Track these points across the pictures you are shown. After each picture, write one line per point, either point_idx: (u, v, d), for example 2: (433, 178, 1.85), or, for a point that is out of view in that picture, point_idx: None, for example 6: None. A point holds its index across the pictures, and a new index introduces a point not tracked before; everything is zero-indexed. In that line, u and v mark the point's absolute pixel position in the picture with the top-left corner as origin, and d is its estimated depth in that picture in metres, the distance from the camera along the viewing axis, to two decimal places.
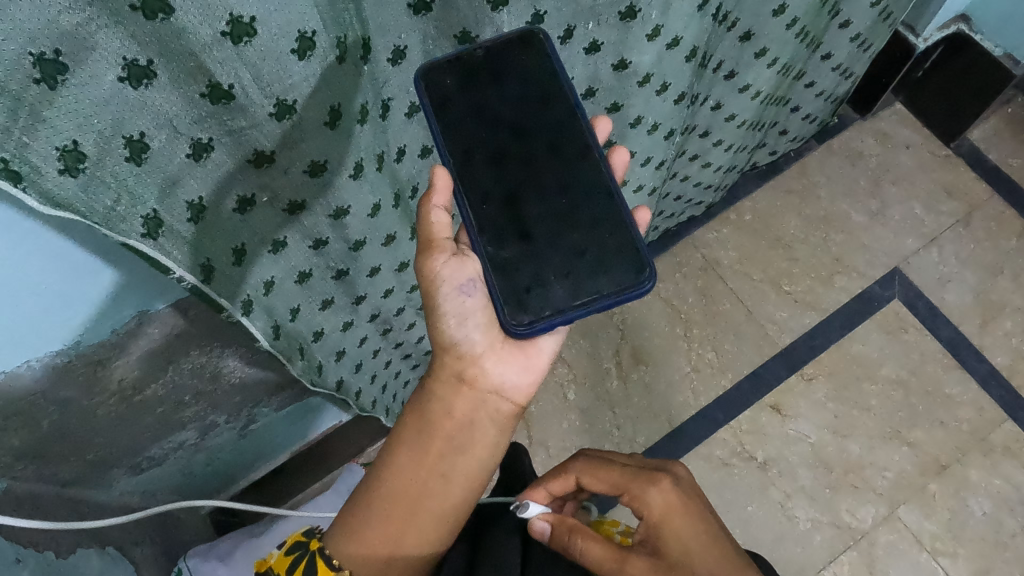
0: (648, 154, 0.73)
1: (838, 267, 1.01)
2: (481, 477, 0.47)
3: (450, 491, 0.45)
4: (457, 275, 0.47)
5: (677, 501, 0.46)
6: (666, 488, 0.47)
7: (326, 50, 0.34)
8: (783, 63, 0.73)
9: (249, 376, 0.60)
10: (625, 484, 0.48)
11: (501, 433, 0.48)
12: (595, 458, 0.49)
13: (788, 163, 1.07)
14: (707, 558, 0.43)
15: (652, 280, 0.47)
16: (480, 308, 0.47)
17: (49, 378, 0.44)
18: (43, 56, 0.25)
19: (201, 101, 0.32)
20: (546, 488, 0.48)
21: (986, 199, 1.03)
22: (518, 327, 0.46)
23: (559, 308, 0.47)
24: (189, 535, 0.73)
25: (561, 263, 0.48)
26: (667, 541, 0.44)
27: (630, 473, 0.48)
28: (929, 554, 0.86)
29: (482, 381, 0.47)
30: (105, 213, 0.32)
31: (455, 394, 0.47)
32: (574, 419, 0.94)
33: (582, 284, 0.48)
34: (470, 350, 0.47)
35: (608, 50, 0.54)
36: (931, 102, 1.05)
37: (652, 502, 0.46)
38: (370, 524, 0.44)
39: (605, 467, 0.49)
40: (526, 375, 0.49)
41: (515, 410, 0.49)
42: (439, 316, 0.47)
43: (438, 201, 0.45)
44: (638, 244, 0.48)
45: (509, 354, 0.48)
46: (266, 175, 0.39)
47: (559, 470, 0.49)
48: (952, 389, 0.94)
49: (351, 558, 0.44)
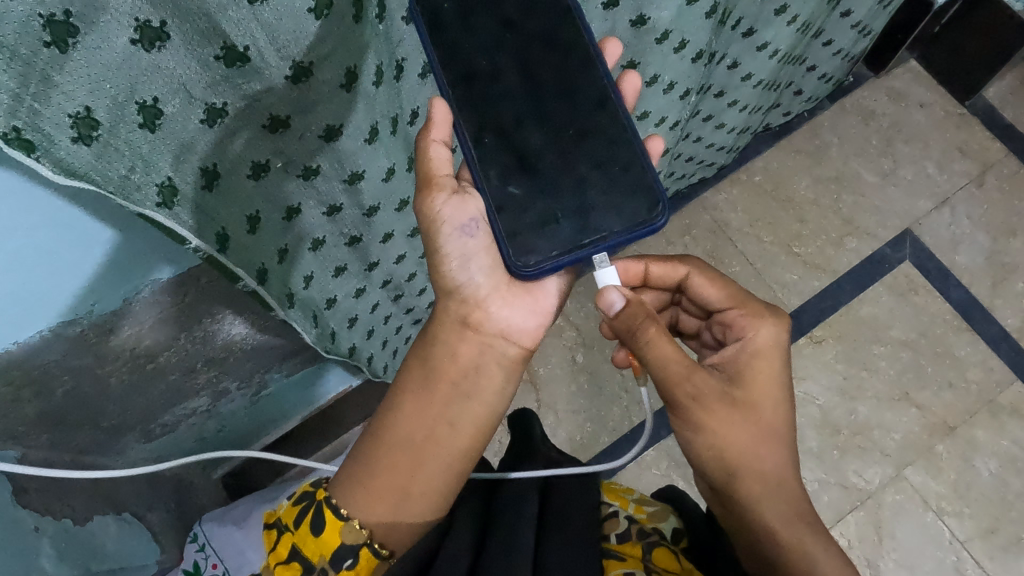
0: (663, 114, 0.72)
1: (849, 228, 1.00)
2: (489, 422, 0.48)
3: (457, 439, 0.46)
4: (458, 214, 0.45)
5: (780, 345, 0.48)
6: (779, 328, 0.48)
7: (344, 9, 0.33)
8: (802, 21, 0.71)
9: (261, 343, 0.60)
10: (740, 304, 0.49)
11: (509, 379, 0.49)
12: (711, 270, 0.52)
13: (800, 123, 1.05)
14: (777, 406, 0.46)
15: (664, 216, 0.45)
16: (484, 249, 0.47)
17: (63, 348, 0.43)
18: (53, 18, 0.24)
19: (216, 64, 0.30)
20: (650, 266, 0.53)
21: (1000, 159, 1.02)
22: (521, 267, 0.46)
23: (567, 244, 0.46)
24: (201, 498, 0.73)
25: (569, 201, 0.46)
26: (751, 373, 0.46)
27: (751, 298, 0.49)
28: (934, 514, 0.87)
29: (487, 325, 0.48)
30: (119, 182, 0.31)
31: (459, 338, 0.48)
32: (582, 382, 0.94)
33: (589, 218, 0.46)
34: (474, 293, 0.47)
35: (626, 6, 0.52)
36: (947, 59, 1.02)
37: (756, 334, 0.47)
38: (377, 475, 0.45)
39: (723, 283, 0.51)
40: (533, 318, 0.49)
41: (522, 353, 0.50)
42: (442, 259, 0.47)
43: (435, 134, 0.44)
44: (650, 174, 0.46)
45: (515, 297, 0.49)
46: (280, 141, 0.38)
47: (677, 260, 0.52)
48: (961, 351, 0.94)
49: (359, 506, 0.44)
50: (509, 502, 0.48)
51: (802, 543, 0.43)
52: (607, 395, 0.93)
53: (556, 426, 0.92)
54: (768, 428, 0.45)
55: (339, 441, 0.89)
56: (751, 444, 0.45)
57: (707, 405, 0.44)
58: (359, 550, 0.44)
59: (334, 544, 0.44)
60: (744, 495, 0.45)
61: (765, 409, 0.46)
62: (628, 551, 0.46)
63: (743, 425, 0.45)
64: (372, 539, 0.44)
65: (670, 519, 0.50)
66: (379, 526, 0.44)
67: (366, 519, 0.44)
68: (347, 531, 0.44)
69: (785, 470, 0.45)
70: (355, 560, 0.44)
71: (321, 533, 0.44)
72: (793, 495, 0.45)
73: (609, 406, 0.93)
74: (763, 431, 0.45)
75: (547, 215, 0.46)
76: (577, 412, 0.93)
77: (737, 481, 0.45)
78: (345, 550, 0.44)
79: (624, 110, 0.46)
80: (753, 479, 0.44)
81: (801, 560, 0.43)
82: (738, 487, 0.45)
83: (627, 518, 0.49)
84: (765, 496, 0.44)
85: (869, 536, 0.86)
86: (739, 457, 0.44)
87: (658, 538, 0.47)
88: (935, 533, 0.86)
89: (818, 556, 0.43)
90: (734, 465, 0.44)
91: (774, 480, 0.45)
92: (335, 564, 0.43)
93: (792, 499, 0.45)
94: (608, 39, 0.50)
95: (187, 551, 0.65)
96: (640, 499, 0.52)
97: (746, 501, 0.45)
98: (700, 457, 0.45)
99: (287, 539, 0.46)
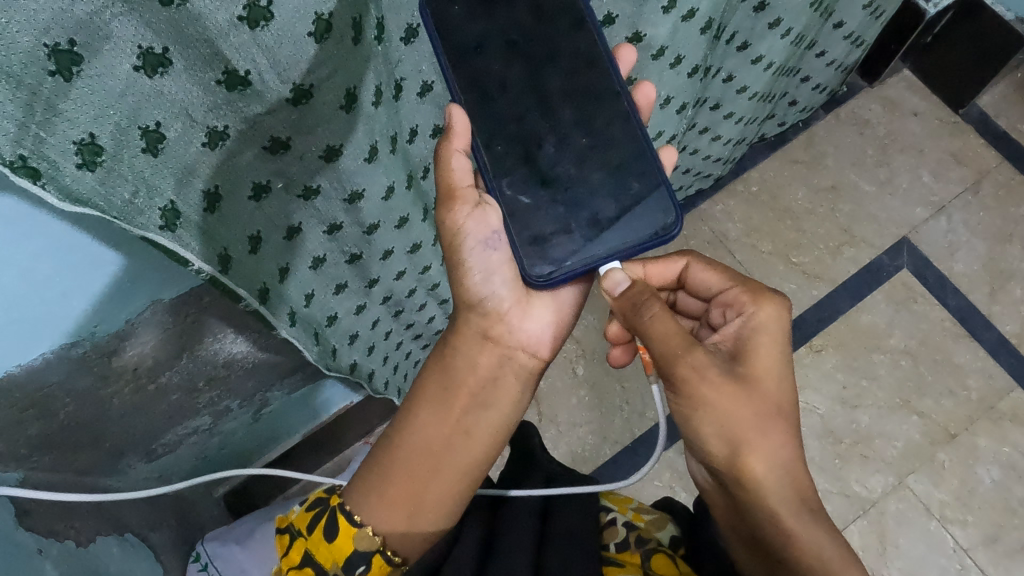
0: (660, 129, 0.72)
1: (847, 238, 1.01)
2: (504, 432, 0.48)
3: (473, 447, 0.47)
4: (481, 228, 0.45)
5: (782, 323, 0.48)
6: (779, 307, 0.47)
7: (343, 31, 0.33)
8: (796, 33, 0.71)
9: (263, 360, 0.60)
10: (740, 283, 0.49)
11: (524, 389, 0.50)
12: (709, 259, 0.53)
13: (795, 133, 1.06)
14: (779, 383, 0.46)
15: (678, 226, 0.46)
16: (505, 262, 0.47)
17: (66, 370, 0.44)
18: (58, 47, 0.25)
19: (217, 88, 0.31)
20: (647, 262, 0.54)
21: (995, 166, 1.02)
22: (538, 279, 0.46)
23: (582, 255, 0.47)
24: (204, 518, 0.73)
25: (582, 212, 0.47)
26: (753, 352, 0.46)
27: (748, 278, 0.50)
28: (938, 521, 0.87)
29: (508, 338, 0.48)
30: (123, 206, 0.31)
31: (479, 350, 0.48)
32: (583, 394, 0.94)
33: (602, 231, 0.47)
34: (496, 307, 0.47)
35: (623, 23, 0.53)
36: (939, 69, 1.03)
37: (758, 311, 0.47)
38: (393, 482, 0.45)
39: (720, 266, 0.51)
40: (549, 328, 0.50)
41: (538, 364, 0.50)
42: (465, 272, 0.47)
43: (457, 144, 0.44)
44: (663, 184, 0.46)
45: (535, 307, 0.49)
46: (281, 162, 0.38)
47: (675, 254, 0.54)
48: (961, 358, 0.94)
49: (373, 513, 0.45)
50: (511, 523, 0.49)
51: (811, 533, 0.42)
52: (609, 407, 0.93)
53: (558, 439, 0.92)
54: (772, 405, 0.45)
55: (342, 457, 0.89)
56: (755, 421, 0.44)
57: (708, 379, 0.44)
58: (372, 556, 0.44)
59: (347, 550, 0.44)
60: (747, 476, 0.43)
61: (767, 386, 0.45)
62: (627, 559, 0.47)
63: (747, 401, 0.44)
64: (385, 546, 0.44)
65: (667, 526, 0.51)
66: (393, 534, 0.45)
67: (380, 527, 0.44)
68: (359, 538, 0.44)
69: (792, 450, 0.44)
70: (368, 566, 0.44)
71: (335, 539, 0.44)
72: (799, 478, 0.44)
73: (611, 417, 0.93)
74: (766, 406, 0.44)
75: (560, 224, 0.47)
76: (578, 425, 0.93)
77: (741, 459, 0.43)
78: (358, 557, 0.44)
79: (639, 123, 0.47)
80: (757, 458, 0.43)
81: (809, 552, 0.41)
82: (741, 466, 0.43)
83: (625, 526, 0.50)
84: (771, 476, 0.43)
85: (873, 545, 0.86)
86: (743, 434, 0.43)
87: (656, 544, 0.48)
88: (940, 541, 0.86)
89: (825, 546, 0.42)
90: (738, 443, 0.43)
91: (781, 461, 0.44)
92: (348, 570, 0.44)
93: (798, 483, 0.44)
94: (621, 45, 0.51)
95: (190, 570, 0.64)
96: (639, 507, 0.53)
97: (749, 484, 0.43)
98: (701, 437, 0.45)
99: (300, 544, 0.46)
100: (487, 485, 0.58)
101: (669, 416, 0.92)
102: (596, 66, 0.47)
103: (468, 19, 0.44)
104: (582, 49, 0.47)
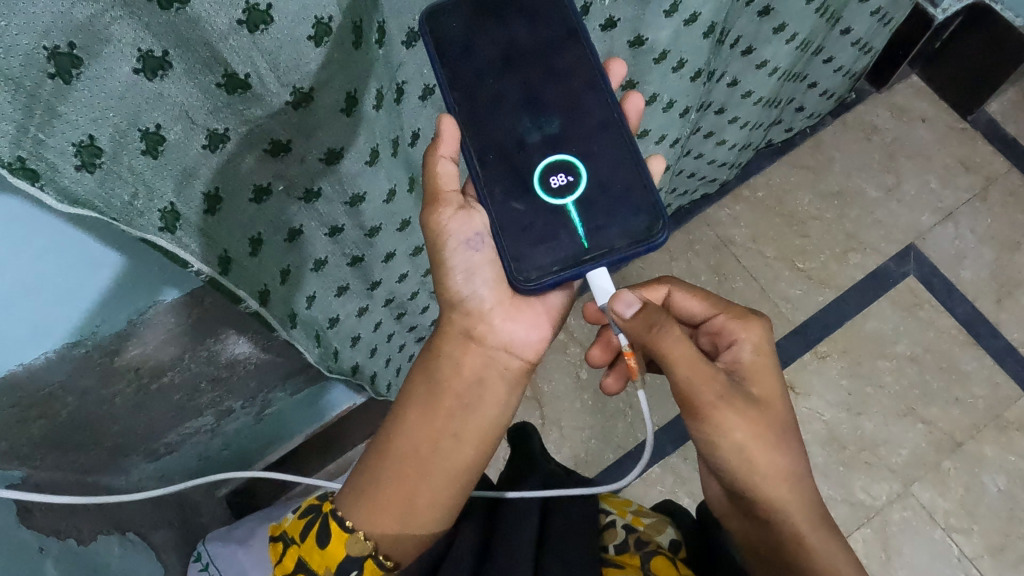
0: (663, 132, 0.72)
1: (852, 243, 1.00)
2: (493, 435, 0.48)
3: (461, 450, 0.46)
4: (464, 229, 0.45)
5: (767, 344, 0.49)
6: (762, 330, 0.49)
7: (343, 35, 0.33)
8: (802, 39, 0.71)
9: (265, 361, 0.60)
10: (724, 308, 0.50)
11: (513, 391, 0.49)
12: (688, 284, 0.52)
13: (801, 138, 1.05)
14: (778, 404, 0.47)
15: (665, 232, 0.45)
16: (488, 263, 0.46)
17: (67, 370, 0.44)
18: (57, 49, 0.25)
19: (218, 91, 0.31)
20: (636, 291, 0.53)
21: (1003, 173, 1.02)
22: (526, 284, 0.45)
23: (569, 259, 0.46)
24: (206, 518, 0.73)
25: (570, 219, 0.46)
26: (754, 377, 0.47)
27: (729, 303, 0.50)
28: (943, 530, 0.86)
29: (490, 338, 0.47)
30: (122, 208, 0.32)
31: (462, 351, 0.47)
32: (586, 398, 0.94)
33: (591, 237, 0.46)
34: (477, 306, 0.47)
35: (625, 26, 0.53)
36: (947, 76, 1.03)
37: (748, 335, 0.48)
38: (382, 488, 0.46)
39: (703, 293, 0.51)
40: (535, 331, 0.48)
41: (526, 366, 0.49)
42: (447, 272, 0.46)
43: (445, 150, 0.44)
44: (651, 191, 0.46)
45: (523, 312, 0.48)
46: (282, 164, 0.38)
47: (655, 282, 0.53)
48: (967, 365, 0.93)
49: (364, 519, 0.45)
50: (507, 522, 0.49)
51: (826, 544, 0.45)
52: (611, 412, 0.93)
53: (560, 443, 0.92)
54: (780, 424, 0.46)
55: (343, 459, 0.90)
56: (772, 444, 0.45)
57: (732, 403, 0.44)
58: (363, 562, 0.45)
59: (339, 556, 0.45)
60: (771, 499, 0.45)
61: (775, 408, 0.47)
62: (628, 561, 0.47)
63: (761, 424, 0.45)
64: (377, 551, 0.45)
65: (667, 530, 0.51)
66: (384, 538, 0.45)
67: (371, 531, 0.45)
68: (352, 543, 0.45)
69: (800, 465, 0.46)
70: (360, 571, 0.45)
71: (326, 545, 0.46)
72: (808, 494, 0.46)
73: (613, 422, 0.93)
74: (781, 427, 0.46)
75: (547, 230, 0.46)
76: (582, 429, 0.93)
77: (762, 485, 0.45)
78: (349, 562, 0.45)
79: (628, 130, 0.47)
80: (774, 481, 0.45)
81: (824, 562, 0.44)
82: (763, 492, 0.45)
83: (625, 528, 0.50)
84: (790, 497, 0.45)
85: (877, 553, 0.86)
86: (764, 459, 0.44)
87: (656, 547, 0.48)
88: (944, 549, 0.85)
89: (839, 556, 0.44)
90: (755, 469, 0.44)
91: (794, 478, 0.45)
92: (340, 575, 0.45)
93: (807, 499, 0.46)
94: (611, 60, 0.51)
95: (191, 570, 0.64)
96: (638, 510, 0.53)
97: (771, 503, 0.45)
98: (727, 464, 0.45)
99: (293, 552, 0.48)
100: (487, 487, 0.58)
101: (672, 421, 0.92)
102: (592, 74, 0.47)
103: (467, 23, 0.45)
104: (579, 53, 0.47)
